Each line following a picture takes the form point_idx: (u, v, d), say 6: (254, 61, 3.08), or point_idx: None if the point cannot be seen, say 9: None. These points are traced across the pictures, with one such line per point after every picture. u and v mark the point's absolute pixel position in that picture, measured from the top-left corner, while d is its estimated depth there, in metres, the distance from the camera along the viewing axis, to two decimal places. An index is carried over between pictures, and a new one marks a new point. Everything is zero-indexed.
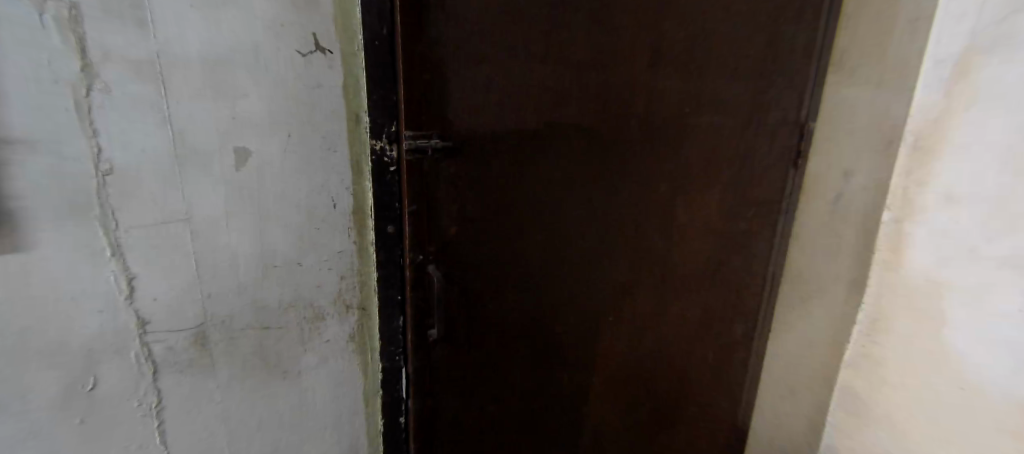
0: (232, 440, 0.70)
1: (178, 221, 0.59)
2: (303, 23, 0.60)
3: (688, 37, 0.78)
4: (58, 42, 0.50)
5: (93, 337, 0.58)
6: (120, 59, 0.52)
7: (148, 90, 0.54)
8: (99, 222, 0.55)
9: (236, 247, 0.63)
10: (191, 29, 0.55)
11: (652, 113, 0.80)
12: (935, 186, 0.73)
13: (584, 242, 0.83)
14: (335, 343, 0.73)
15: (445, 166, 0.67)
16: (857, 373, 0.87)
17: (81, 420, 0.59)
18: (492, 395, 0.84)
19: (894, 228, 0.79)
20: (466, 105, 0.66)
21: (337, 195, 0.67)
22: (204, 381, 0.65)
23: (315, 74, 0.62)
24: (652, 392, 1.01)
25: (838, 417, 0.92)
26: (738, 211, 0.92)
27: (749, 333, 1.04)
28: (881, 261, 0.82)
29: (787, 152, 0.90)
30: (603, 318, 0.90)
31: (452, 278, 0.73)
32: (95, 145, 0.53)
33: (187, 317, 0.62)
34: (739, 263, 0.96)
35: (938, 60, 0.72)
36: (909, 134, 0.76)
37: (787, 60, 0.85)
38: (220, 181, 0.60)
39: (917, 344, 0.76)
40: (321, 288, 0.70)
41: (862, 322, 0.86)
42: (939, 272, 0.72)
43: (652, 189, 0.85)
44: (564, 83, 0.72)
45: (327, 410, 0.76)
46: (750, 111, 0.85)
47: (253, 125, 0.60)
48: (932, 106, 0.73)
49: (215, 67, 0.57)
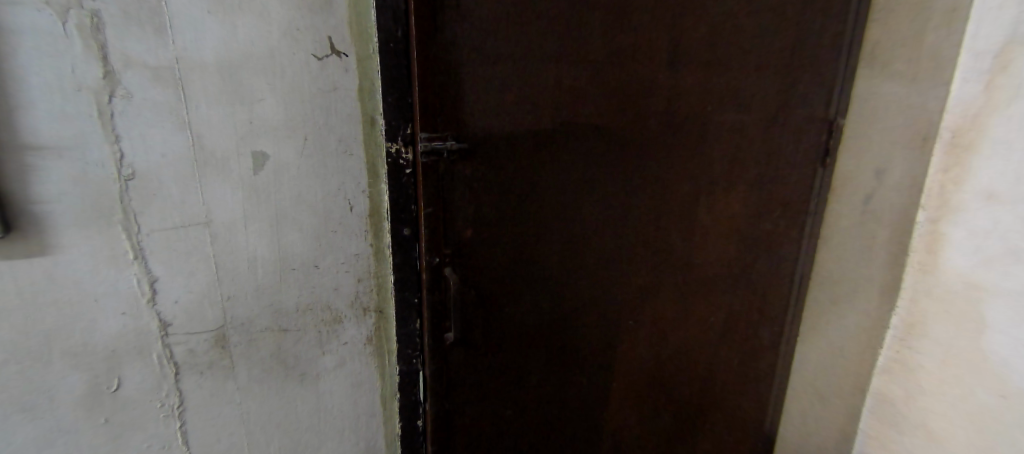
0: (252, 441, 0.71)
1: (198, 225, 0.60)
2: (318, 26, 0.60)
3: (711, 32, 0.76)
4: (81, 50, 0.51)
5: (115, 339, 0.59)
6: (140, 65, 0.54)
7: (168, 96, 0.55)
8: (122, 226, 0.56)
9: (254, 250, 0.64)
10: (209, 35, 0.56)
11: (672, 111, 0.78)
12: (975, 185, 0.69)
13: (603, 243, 0.81)
14: (352, 345, 0.73)
15: (460, 168, 0.66)
16: (891, 379, 0.84)
17: (106, 420, 0.61)
18: (510, 400, 0.83)
19: (929, 229, 0.76)
20: (482, 106, 0.65)
21: (353, 198, 0.67)
22: (224, 382, 0.66)
23: (330, 77, 0.62)
24: (674, 398, 0.99)
25: (869, 423, 0.89)
26: (762, 212, 0.89)
27: (776, 338, 1.00)
28: (916, 263, 0.78)
29: (813, 150, 0.87)
30: (623, 320, 0.88)
31: (469, 281, 0.72)
32: (117, 151, 0.54)
33: (207, 318, 0.63)
34: (766, 266, 0.93)
35: (977, 52, 0.69)
36: (946, 130, 0.73)
37: (813, 55, 0.82)
38: (238, 185, 0.61)
39: (951, 344, 0.73)
40: (338, 291, 0.70)
41: (896, 326, 0.82)
42: (978, 274, 0.69)
43: (671, 190, 0.83)
44: (581, 82, 0.71)
45: (345, 413, 0.76)
46: (774, 107, 0.83)
47: (270, 129, 0.61)
48: (970, 103, 0.70)
49: (232, 72, 0.58)
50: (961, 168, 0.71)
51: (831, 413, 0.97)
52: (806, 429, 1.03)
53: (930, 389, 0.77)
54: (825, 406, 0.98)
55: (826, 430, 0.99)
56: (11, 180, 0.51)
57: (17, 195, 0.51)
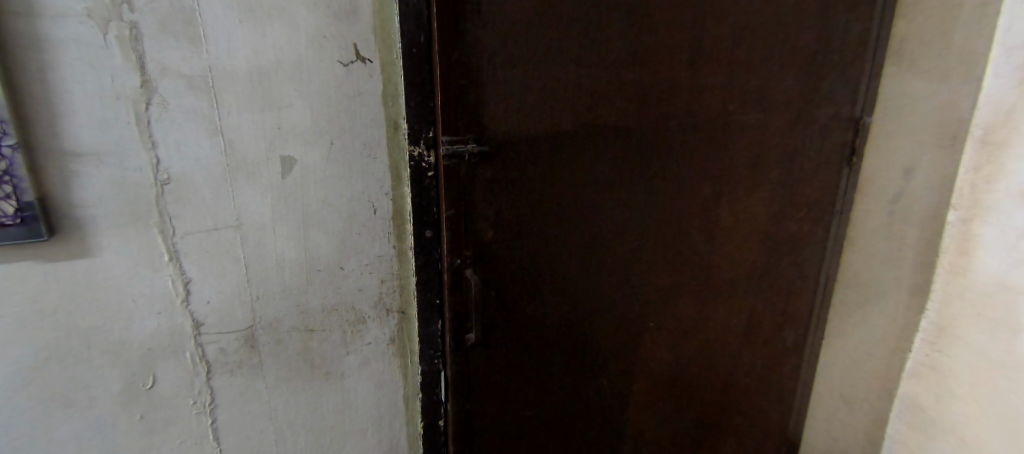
0: (279, 439, 0.72)
1: (229, 228, 0.62)
2: (343, 33, 0.61)
3: (733, 32, 0.75)
4: (120, 60, 0.53)
5: (150, 338, 0.61)
6: (175, 74, 0.55)
7: (201, 103, 0.57)
8: (158, 229, 0.58)
9: (282, 252, 0.65)
10: (240, 44, 0.57)
11: (692, 110, 0.77)
12: (1006, 185, 0.67)
13: (622, 244, 0.81)
14: (375, 346, 0.74)
15: (482, 170, 0.66)
16: (921, 383, 0.82)
17: (141, 416, 0.63)
18: (531, 400, 0.83)
19: (960, 229, 0.75)
20: (504, 109, 0.66)
21: (377, 201, 0.68)
22: (252, 381, 0.68)
23: (355, 83, 0.63)
24: (695, 400, 0.98)
25: (899, 428, 0.87)
26: (787, 213, 0.88)
27: (800, 340, 0.99)
28: (946, 264, 0.77)
29: (838, 150, 0.86)
30: (642, 323, 0.87)
31: (489, 283, 0.72)
32: (153, 156, 0.56)
33: (237, 318, 0.65)
34: (791, 268, 0.92)
35: (1009, 48, 0.68)
36: (976, 128, 0.72)
37: (838, 54, 0.80)
38: (266, 188, 0.62)
39: (984, 347, 0.71)
40: (362, 292, 0.71)
41: (926, 328, 0.81)
42: (1007, 277, 0.67)
43: (691, 190, 0.82)
44: (602, 84, 0.71)
45: (369, 413, 0.77)
46: (797, 107, 0.82)
47: (298, 134, 0.62)
48: (1002, 100, 0.69)
49: (261, 79, 0.59)
50: (993, 167, 0.70)
51: (858, 418, 0.95)
52: (831, 432, 1.02)
53: (961, 394, 0.75)
54: (852, 410, 0.97)
55: (854, 436, 0.97)
56: (54, 186, 0.53)
57: (60, 200, 0.54)
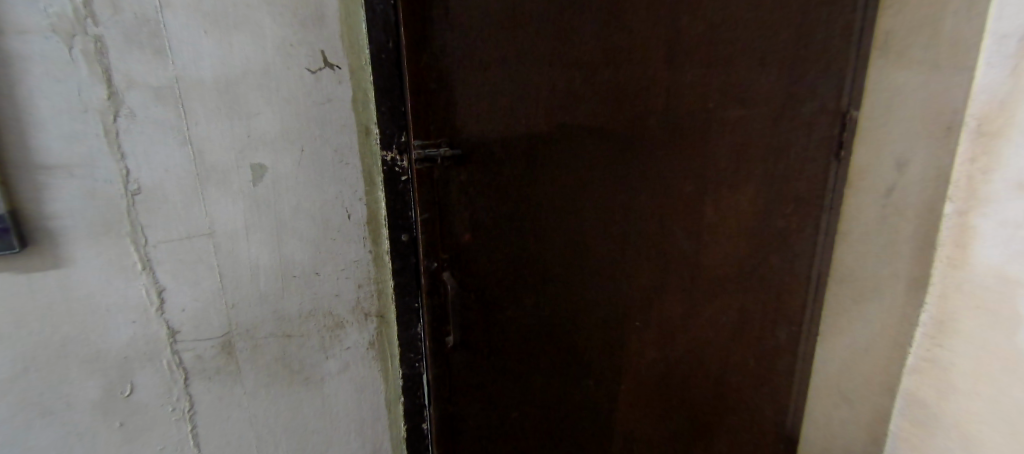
0: (260, 443, 0.73)
1: (203, 236, 0.63)
2: (311, 41, 0.62)
3: (710, 28, 0.74)
4: (86, 73, 0.54)
5: (126, 346, 0.62)
6: (142, 86, 0.56)
7: (170, 114, 0.58)
8: (130, 238, 0.59)
9: (257, 258, 0.66)
10: (207, 54, 0.58)
11: (671, 109, 0.76)
12: (1003, 176, 0.64)
13: (605, 244, 0.80)
14: (355, 350, 0.74)
15: (454, 173, 0.67)
16: (921, 381, 0.79)
17: (120, 423, 0.64)
18: (515, 402, 0.83)
19: (957, 222, 0.72)
20: (474, 111, 0.66)
21: (351, 206, 0.68)
22: (231, 387, 0.69)
23: (325, 89, 0.64)
24: (686, 400, 0.97)
25: (900, 425, 0.84)
26: (774, 209, 0.87)
27: (794, 336, 0.97)
28: (945, 257, 0.74)
29: (825, 142, 0.84)
30: (628, 324, 0.87)
31: (467, 285, 0.73)
32: (123, 167, 0.57)
33: (213, 325, 0.66)
34: (781, 264, 0.91)
35: (1001, 36, 0.65)
36: (971, 118, 0.68)
37: (820, 46, 0.79)
38: (238, 196, 0.63)
39: (984, 343, 0.68)
40: (340, 297, 0.71)
41: (926, 323, 0.78)
42: (1008, 269, 0.64)
43: (675, 188, 0.81)
44: (575, 84, 0.70)
45: (350, 417, 0.77)
46: (780, 101, 0.80)
47: (267, 142, 0.63)
48: (996, 89, 0.65)
49: (229, 88, 0.60)
50: (988, 156, 0.66)
51: (858, 415, 0.93)
52: (828, 430, 1.00)
53: (964, 392, 0.71)
54: (852, 407, 0.94)
55: (854, 436, 0.95)
56: (25, 198, 0.54)
57: (31, 212, 0.55)
